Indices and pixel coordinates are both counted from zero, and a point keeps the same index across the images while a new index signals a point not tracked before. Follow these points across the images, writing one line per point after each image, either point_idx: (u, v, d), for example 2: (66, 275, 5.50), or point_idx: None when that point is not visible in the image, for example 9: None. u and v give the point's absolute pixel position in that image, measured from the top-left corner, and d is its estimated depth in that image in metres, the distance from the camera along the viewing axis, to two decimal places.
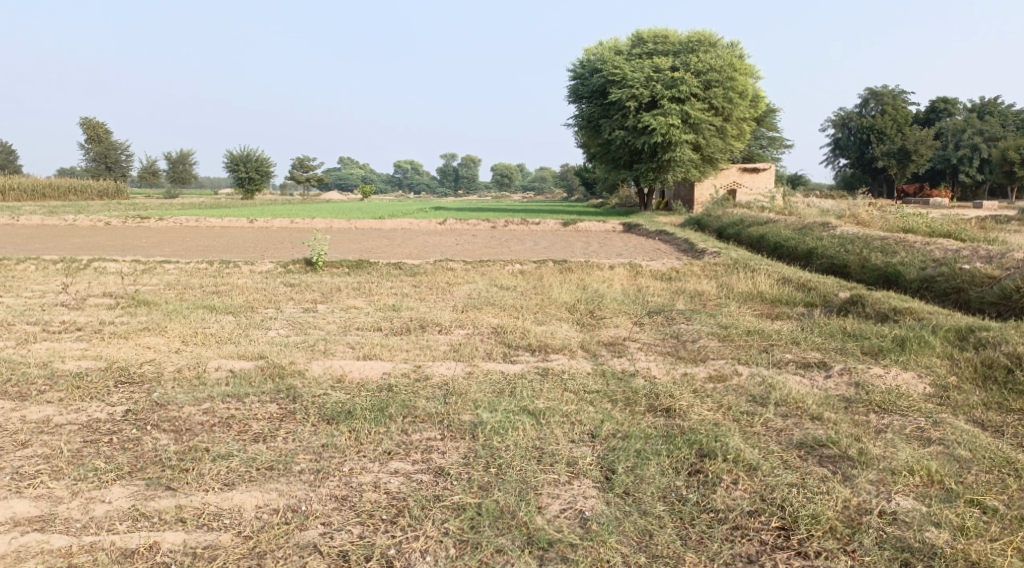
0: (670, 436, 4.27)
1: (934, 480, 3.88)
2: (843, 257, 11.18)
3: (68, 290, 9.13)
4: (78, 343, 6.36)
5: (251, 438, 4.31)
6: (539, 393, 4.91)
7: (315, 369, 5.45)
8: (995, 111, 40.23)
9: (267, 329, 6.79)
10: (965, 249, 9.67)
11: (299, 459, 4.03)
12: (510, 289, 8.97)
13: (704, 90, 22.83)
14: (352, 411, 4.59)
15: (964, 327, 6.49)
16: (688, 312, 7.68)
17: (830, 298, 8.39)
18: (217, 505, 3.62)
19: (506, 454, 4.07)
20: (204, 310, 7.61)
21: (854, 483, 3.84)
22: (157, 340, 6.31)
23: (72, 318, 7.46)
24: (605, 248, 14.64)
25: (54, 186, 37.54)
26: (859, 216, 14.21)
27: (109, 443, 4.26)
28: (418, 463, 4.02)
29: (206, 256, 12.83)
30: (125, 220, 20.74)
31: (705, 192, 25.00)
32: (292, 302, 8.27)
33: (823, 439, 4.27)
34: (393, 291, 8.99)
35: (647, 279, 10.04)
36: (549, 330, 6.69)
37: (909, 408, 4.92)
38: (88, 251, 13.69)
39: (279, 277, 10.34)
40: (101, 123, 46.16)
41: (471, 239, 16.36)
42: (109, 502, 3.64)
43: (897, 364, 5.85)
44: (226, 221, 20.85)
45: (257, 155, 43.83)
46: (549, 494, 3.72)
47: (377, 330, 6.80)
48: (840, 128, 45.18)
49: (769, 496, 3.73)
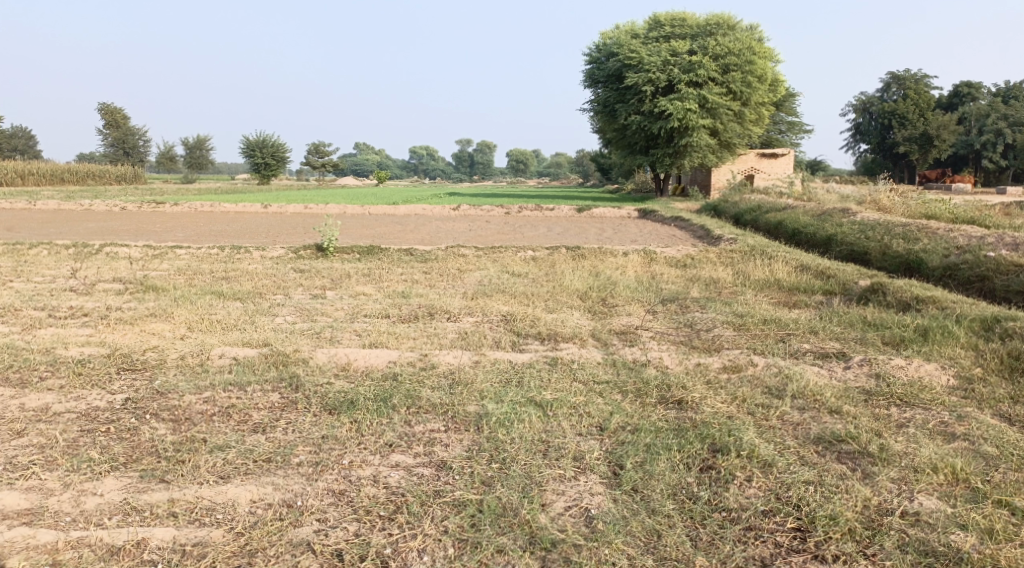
0: (681, 430, 4.12)
1: (959, 478, 3.70)
2: (863, 244, 10.93)
3: (77, 275, 9.07)
4: (83, 329, 6.27)
5: (250, 428, 4.20)
6: (548, 384, 4.76)
7: (319, 357, 5.32)
8: (1021, 96, 39.46)
9: (273, 316, 6.67)
10: (990, 236, 9.41)
11: (299, 451, 3.91)
12: (521, 276, 8.82)
13: (722, 74, 22.46)
14: (354, 401, 4.46)
15: (990, 317, 6.28)
16: (703, 300, 7.49)
17: (850, 286, 8.19)
18: (210, 500, 3.52)
19: (512, 447, 3.93)
20: (211, 296, 7.51)
21: (875, 482, 3.67)
22: (162, 326, 6.22)
23: (80, 303, 7.37)
24: (619, 234, 14.45)
25: (72, 172, 37.68)
26: (880, 201, 13.92)
27: (106, 433, 4.16)
28: (421, 457, 3.89)
29: (218, 242, 12.78)
30: (140, 205, 20.71)
31: (723, 177, 24.82)
32: (301, 288, 8.17)
33: (842, 434, 4.10)
34: (403, 277, 8.86)
35: (662, 266, 9.86)
36: (560, 318, 6.53)
37: (932, 401, 4.74)
38: (101, 235, 13.69)
39: (290, 263, 10.21)
40: (119, 108, 46.39)
41: (484, 225, 16.18)
42: (100, 495, 3.55)
43: (919, 355, 5.66)
44: (239, 207, 20.75)
45: (274, 140, 43.70)
46: (555, 491, 3.58)
47: (384, 317, 6.67)
48: (861, 112, 44.50)
49: (785, 494, 3.57)
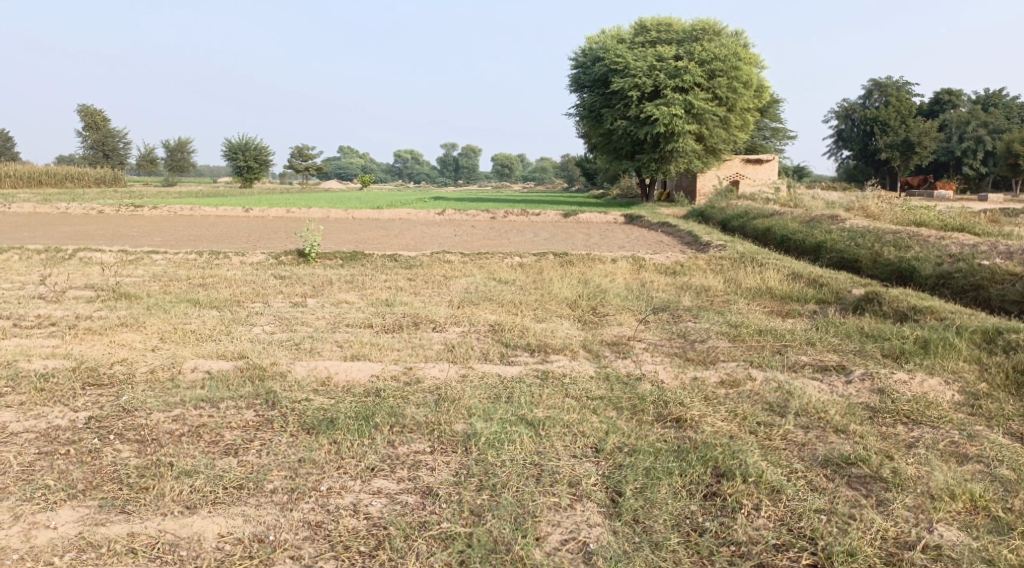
0: (681, 452, 3.88)
1: (978, 506, 3.50)
2: (853, 251, 10.77)
3: (47, 282, 8.71)
4: (49, 340, 5.94)
5: (221, 450, 3.91)
6: (539, 400, 4.50)
7: (298, 370, 5.03)
8: (1000, 103, 39.75)
9: (251, 326, 6.38)
10: (983, 244, 9.26)
11: (273, 476, 3.64)
12: (509, 283, 8.57)
13: (707, 79, 22.33)
14: (334, 420, 4.18)
15: (991, 328, 6.10)
16: (695, 309, 7.27)
17: (844, 294, 8.01)
18: (174, 534, 3.26)
19: (503, 472, 3.67)
20: (187, 304, 7.19)
21: (890, 510, 3.45)
22: (133, 336, 5.90)
23: (47, 312, 7.03)
24: (606, 239, 14.26)
25: (50, 174, 36.99)
26: (867, 209, 13.78)
27: (65, 456, 3.87)
28: (405, 482, 3.63)
29: (197, 246, 12.42)
30: (118, 208, 20.21)
31: (708, 183, 24.67)
32: (281, 295, 7.86)
33: (852, 456, 3.88)
34: (387, 284, 8.57)
35: (651, 274, 9.64)
36: (550, 327, 6.28)
37: (940, 419, 4.53)
38: (76, 240, 13.29)
39: (270, 269, 9.90)
40: (98, 110, 45.72)
41: (470, 231, 15.88)
42: (53, 529, 3.28)
43: (922, 368, 5.46)
44: (220, 210, 20.33)
45: (257, 143, 43.30)
46: (549, 522, 3.34)
47: (367, 327, 6.39)
48: (843, 119, 44.59)
49: (796, 525, 3.35)
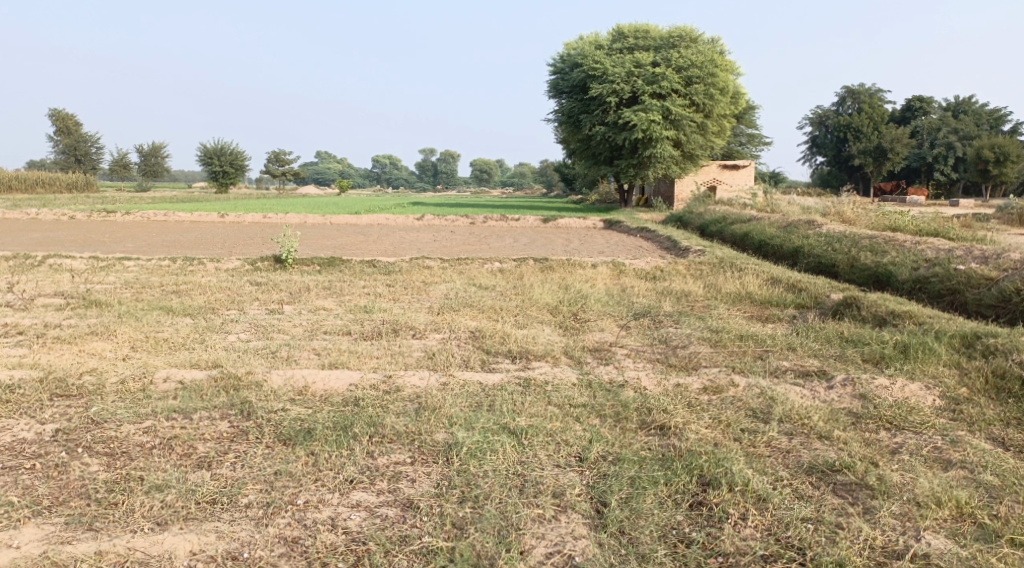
0: (666, 460, 3.82)
1: (965, 513, 3.47)
2: (831, 256, 10.82)
3: (15, 290, 8.49)
4: (16, 350, 5.77)
5: (193, 464, 3.79)
6: (521, 408, 4.42)
7: (274, 380, 4.91)
8: (970, 110, 40.36)
9: (226, 334, 6.24)
10: (958, 249, 9.33)
11: (247, 490, 3.53)
12: (489, 289, 8.49)
13: (685, 86, 22.42)
14: (312, 430, 4.08)
15: (970, 333, 6.11)
16: (676, 315, 7.24)
17: (823, 299, 8.01)
18: (144, 552, 3.15)
19: (486, 483, 3.59)
20: (160, 312, 7.03)
21: (877, 518, 3.42)
22: (104, 345, 5.75)
23: (15, 321, 6.83)
24: (585, 245, 14.24)
25: (20, 179, 36.25)
26: (843, 213, 13.86)
27: (30, 471, 3.74)
28: (385, 494, 3.54)
29: (171, 253, 12.19)
30: (90, 213, 19.86)
31: (686, 189, 24.71)
32: (257, 302, 7.71)
33: (838, 463, 3.83)
34: (366, 291, 8.46)
35: (631, 279, 9.60)
36: (531, 334, 6.21)
37: (923, 424, 4.51)
38: (46, 246, 13.01)
39: (246, 275, 9.74)
40: (70, 114, 45.09)
41: (449, 235, 15.80)
42: (16, 548, 3.17)
43: (903, 373, 5.45)
44: (195, 216, 20.04)
45: (232, 148, 42.89)
46: (534, 535, 3.27)
47: (345, 334, 6.28)
48: (817, 125, 45.06)
49: (784, 536, 3.31)
